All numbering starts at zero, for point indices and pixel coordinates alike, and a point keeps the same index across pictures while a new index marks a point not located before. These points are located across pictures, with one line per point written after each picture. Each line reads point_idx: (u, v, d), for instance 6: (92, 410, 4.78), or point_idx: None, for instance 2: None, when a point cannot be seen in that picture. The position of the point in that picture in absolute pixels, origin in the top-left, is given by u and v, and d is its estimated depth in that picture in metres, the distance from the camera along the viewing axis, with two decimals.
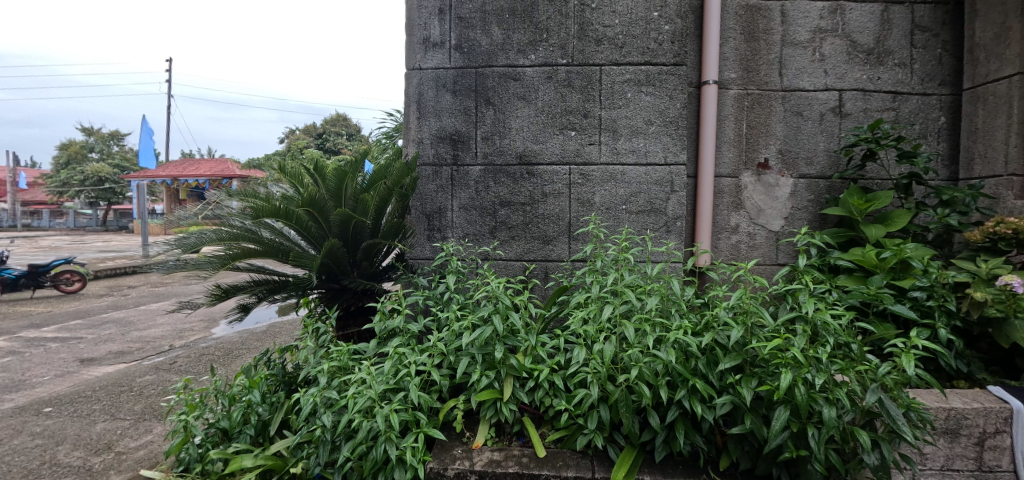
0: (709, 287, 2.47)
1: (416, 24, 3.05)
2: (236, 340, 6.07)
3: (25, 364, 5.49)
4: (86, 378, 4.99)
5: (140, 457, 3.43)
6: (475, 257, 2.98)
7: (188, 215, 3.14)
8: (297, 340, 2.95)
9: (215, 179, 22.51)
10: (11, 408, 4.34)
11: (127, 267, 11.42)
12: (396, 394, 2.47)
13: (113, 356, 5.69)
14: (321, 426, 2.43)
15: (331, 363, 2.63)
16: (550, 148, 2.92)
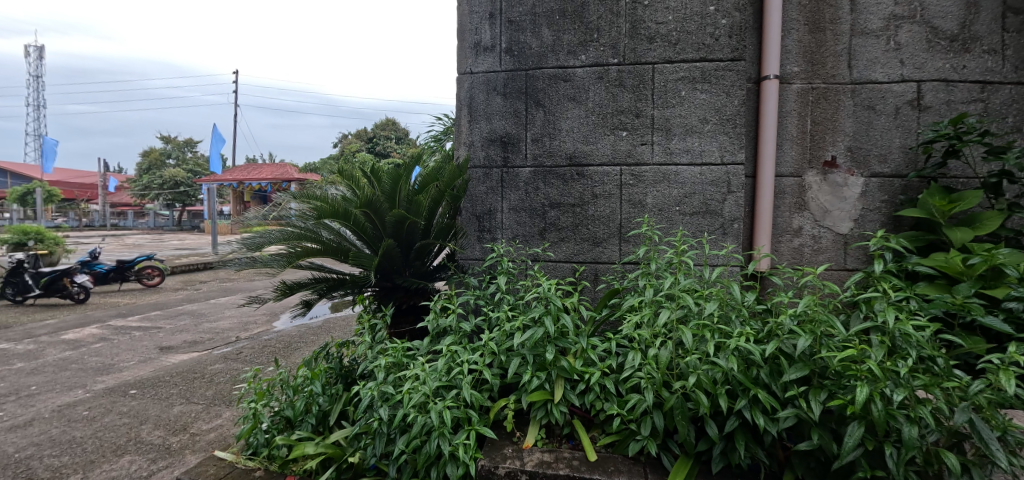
0: (772, 292, 2.34)
1: (467, 29, 3.07)
2: (296, 333, 6.27)
3: (113, 349, 5.88)
4: (166, 364, 5.30)
5: (212, 439, 3.61)
6: (525, 258, 2.95)
7: (259, 215, 3.24)
8: (353, 335, 3.04)
9: (276, 182, 23.45)
10: (102, 389, 4.66)
11: (199, 264, 12.06)
12: (449, 391, 2.48)
13: (188, 344, 6.00)
14: (378, 419, 2.46)
15: (387, 358, 2.66)
16: (601, 148, 2.85)
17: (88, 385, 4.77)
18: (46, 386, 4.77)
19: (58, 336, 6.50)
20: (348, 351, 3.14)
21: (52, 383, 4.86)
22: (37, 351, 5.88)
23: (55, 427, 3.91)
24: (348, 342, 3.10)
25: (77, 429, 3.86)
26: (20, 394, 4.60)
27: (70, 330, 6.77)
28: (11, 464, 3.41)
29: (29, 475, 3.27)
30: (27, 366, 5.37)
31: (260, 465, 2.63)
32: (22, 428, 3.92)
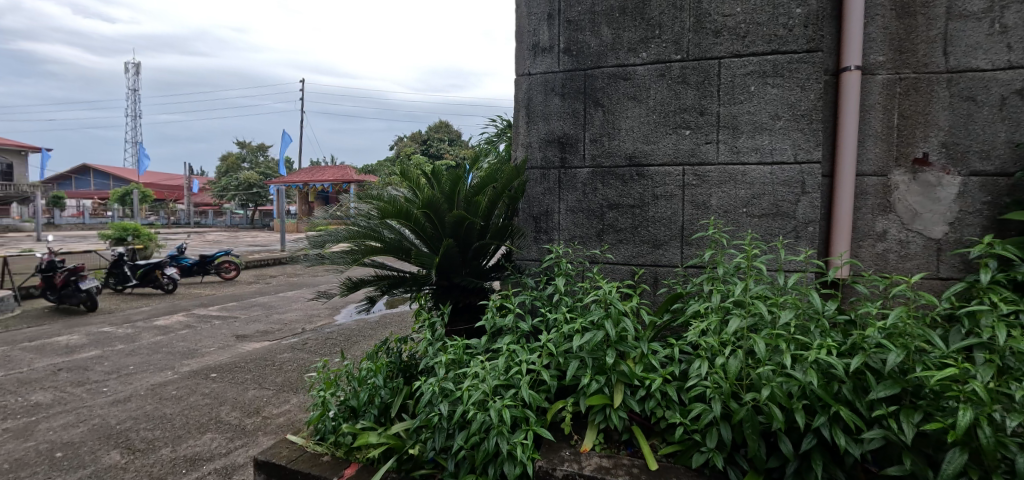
0: (858, 302, 2.17)
1: (526, 31, 3.04)
2: (355, 327, 6.43)
3: (197, 335, 6.25)
4: (243, 351, 5.57)
5: (282, 423, 3.79)
6: (583, 260, 2.88)
7: (326, 215, 3.34)
8: (411, 331, 3.09)
9: (338, 183, 24.28)
10: (188, 371, 4.96)
11: (270, 258, 12.65)
12: (507, 390, 2.45)
13: (260, 333, 6.27)
14: (438, 414, 2.46)
15: (447, 354, 2.65)
16: (662, 148, 2.74)
17: (176, 367, 5.09)
18: (141, 366, 5.14)
19: (151, 321, 6.99)
20: (408, 347, 3.19)
21: (146, 364, 5.22)
22: (133, 334, 6.34)
23: (148, 404, 4.21)
24: (407, 338, 3.15)
25: (166, 406, 4.13)
26: (119, 373, 4.97)
27: (160, 317, 7.26)
28: (111, 434, 3.70)
29: (126, 446, 3.53)
30: (125, 348, 5.80)
31: (328, 450, 2.68)
32: (120, 403, 4.24)
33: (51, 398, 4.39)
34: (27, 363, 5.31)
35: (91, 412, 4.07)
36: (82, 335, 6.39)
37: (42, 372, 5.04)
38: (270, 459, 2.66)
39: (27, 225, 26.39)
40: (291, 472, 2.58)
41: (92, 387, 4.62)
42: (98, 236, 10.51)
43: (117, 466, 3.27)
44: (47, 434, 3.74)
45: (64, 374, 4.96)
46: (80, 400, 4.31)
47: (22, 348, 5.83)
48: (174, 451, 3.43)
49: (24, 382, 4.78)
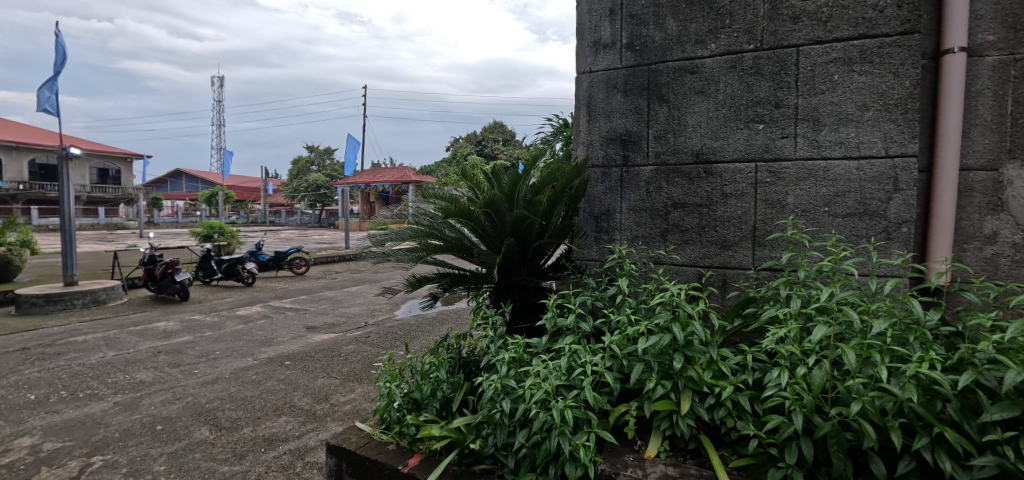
0: (969, 311, 1.96)
1: (588, 27, 2.97)
2: (413, 322, 6.53)
3: (273, 325, 6.52)
4: (313, 341, 5.75)
5: (348, 410, 3.86)
6: (647, 261, 2.77)
7: (392, 214, 3.35)
8: (469, 328, 3.09)
9: (398, 183, 24.88)
10: (266, 357, 5.17)
11: (336, 255, 13.11)
12: (570, 391, 2.38)
13: (328, 326, 6.46)
14: (500, 411, 2.41)
15: (508, 352, 2.61)
16: (733, 144, 2.59)
17: (256, 353, 5.32)
18: (227, 352, 5.40)
19: (233, 311, 7.38)
20: (467, 344, 3.18)
21: (231, 349, 5.49)
22: (218, 322, 6.69)
23: (233, 386, 4.42)
24: (466, 333, 3.14)
25: (248, 389, 4.33)
26: (208, 357, 5.26)
27: (242, 307, 7.64)
28: (202, 412, 3.92)
29: (214, 423, 3.73)
30: (212, 334, 6.13)
31: (392, 440, 2.69)
32: (210, 384, 4.48)
33: (153, 377, 4.69)
34: (132, 345, 5.72)
35: (185, 391, 4.33)
36: (177, 321, 6.81)
37: (144, 353, 5.40)
38: (340, 444, 2.70)
39: (131, 225, 28.26)
40: (359, 458, 2.60)
41: (187, 369, 4.91)
42: (191, 234, 11.22)
43: (207, 442, 3.46)
44: (150, 408, 4.01)
45: (163, 356, 5.29)
46: (176, 380, 4.59)
47: (126, 331, 6.28)
48: (254, 431, 3.59)
49: (130, 361, 5.13)
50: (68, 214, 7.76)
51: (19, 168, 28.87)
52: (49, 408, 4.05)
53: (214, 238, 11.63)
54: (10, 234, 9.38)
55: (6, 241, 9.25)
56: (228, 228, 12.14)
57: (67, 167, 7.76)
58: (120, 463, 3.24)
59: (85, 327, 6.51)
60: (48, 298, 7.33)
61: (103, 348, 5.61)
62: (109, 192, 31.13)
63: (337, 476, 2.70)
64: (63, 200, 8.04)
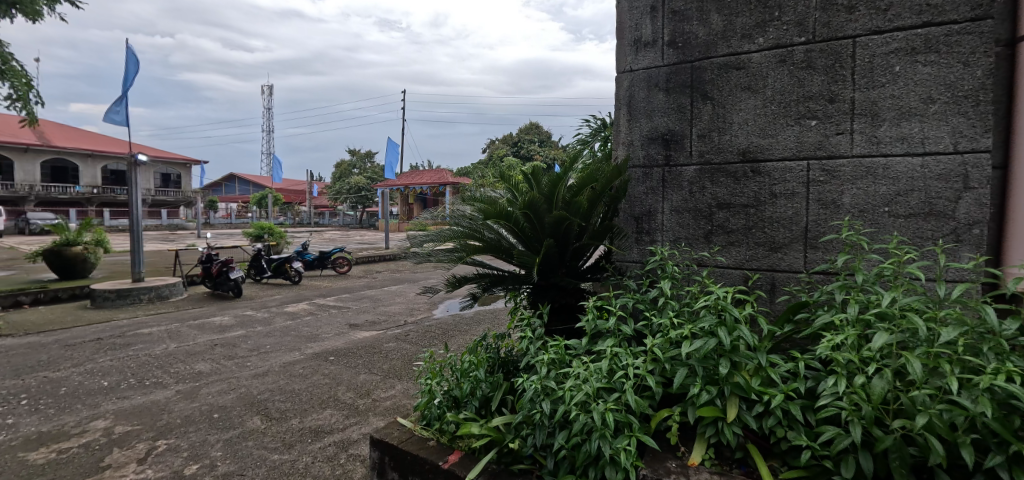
0: None
1: (627, 26, 2.91)
2: (451, 322, 6.55)
3: (318, 322, 6.65)
4: (355, 338, 5.82)
5: (389, 406, 3.88)
6: (690, 263, 2.68)
7: (437, 215, 3.35)
8: (507, 329, 3.06)
9: (435, 185, 25.14)
10: (312, 352, 5.27)
11: (376, 255, 13.31)
12: (610, 394, 2.32)
13: (370, 323, 6.54)
14: (539, 412, 2.36)
15: (548, 353, 2.56)
16: (782, 141, 2.48)
17: (303, 348, 5.42)
18: (276, 346, 5.53)
19: (282, 307, 7.58)
20: (506, 344, 3.15)
21: (280, 344, 5.62)
22: (268, 318, 6.87)
23: (282, 378, 4.52)
24: (504, 334, 3.11)
25: (296, 382, 4.41)
26: (259, 350, 5.39)
27: (289, 304, 7.82)
28: (254, 402, 4.02)
29: (264, 413, 3.82)
30: (263, 329, 6.29)
31: (432, 436, 2.67)
32: (261, 376, 4.59)
33: (210, 368, 4.85)
34: (192, 337, 5.93)
35: (239, 382, 4.45)
36: (231, 316, 7.04)
37: (202, 345, 5.59)
38: (382, 438, 2.71)
39: (186, 225, 29.46)
40: (401, 453, 2.60)
41: (240, 361, 5.05)
42: (243, 234, 11.63)
43: (258, 431, 3.55)
44: (208, 397, 4.15)
45: (219, 348, 5.46)
46: (231, 371, 4.73)
47: (186, 325, 6.52)
48: (301, 422, 3.66)
49: (190, 353, 5.32)
50: (138, 215, 8.11)
51: (95, 174, 30.62)
52: (119, 394, 4.25)
53: (264, 238, 11.99)
54: (86, 234, 9.88)
55: (82, 240, 9.74)
56: (277, 228, 12.49)
57: (134, 172, 8.10)
58: (181, 448, 3.38)
59: (150, 320, 6.81)
60: (118, 292, 7.70)
61: (167, 339, 5.84)
62: (171, 195, 32.60)
63: (379, 469, 2.71)
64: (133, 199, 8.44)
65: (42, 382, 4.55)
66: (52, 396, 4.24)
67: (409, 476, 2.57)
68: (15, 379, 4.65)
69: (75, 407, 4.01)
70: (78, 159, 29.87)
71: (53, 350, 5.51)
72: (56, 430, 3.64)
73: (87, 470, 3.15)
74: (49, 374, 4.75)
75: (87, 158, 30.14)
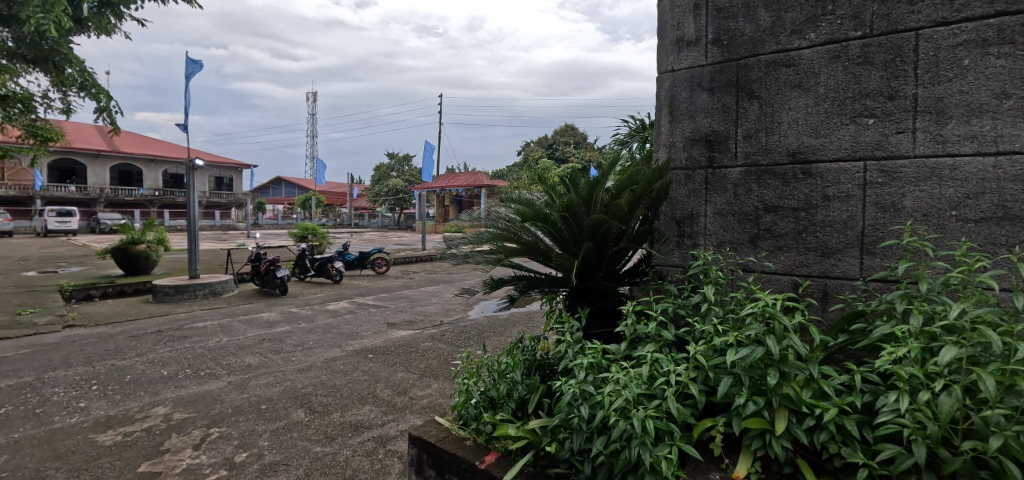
0: None
1: (669, 25, 2.83)
2: (487, 323, 6.53)
3: (358, 320, 6.73)
4: (393, 337, 5.86)
5: (425, 405, 3.87)
6: (735, 268, 2.58)
7: (475, 217, 3.34)
8: (542, 331, 3.03)
9: (471, 188, 25.30)
10: (352, 349, 5.32)
11: (413, 256, 13.45)
12: (651, 401, 2.25)
13: (407, 323, 6.58)
14: (577, 416, 2.30)
15: (586, 357, 2.48)
16: (836, 141, 2.35)
17: (344, 345, 5.48)
18: (319, 342, 5.61)
19: (324, 305, 7.71)
20: (542, 347, 3.10)
21: (322, 340, 5.70)
22: (311, 315, 7.00)
23: (324, 374, 4.57)
24: (539, 336, 3.09)
25: (337, 378, 4.46)
26: (303, 346, 5.48)
27: (330, 302, 7.95)
28: (298, 396, 4.08)
29: (308, 407, 3.87)
30: (307, 325, 6.40)
31: (469, 436, 2.63)
32: (305, 371, 4.66)
33: (258, 361, 4.95)
34: (242, 331, 6.08)
35: (285, 376, 4.52)
36: (277, 312, 7.20)
37: (251, 340, 5.72)
38: (420, 435, 2.68)
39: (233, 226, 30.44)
40: (438, 451, 2.57)
41: (286, 355, 5.13)
42: (289, 234, 11.91)
43: (302, 423, 3.59)
44: (257, 389, 4.23)
45: (266, 343, 5.57)
46: (277, 365, 4.82)
47: (236, 320, 6.69)
48: (342, 416, 3.68)
49: (240, 346, 5.45)
50: (194, 215, 8.37)
51: (157, 178, 32.08)
52: (176, 383, 4.38)
53: (308, 239, 12.26)
54: (149, 234, 10.22)
55: (146, 239, 10.06)
56: (319, 228, 12.75)
57: (193, 175, 8.38)
58: (233, 436, 3.45)
59: (205, 315, 7.02)
60: (177, 288, 7.98)
61: (219, 333, 6.01)
62: (224, 198, 33.77)
63: (416, 466, 2.68)
64: (190, 200, 8.65)
65: (110, 370, 4.74)
66: (118, 383, 4.41)
67: (446, 474, 2.54)
68: (85, 366, 4.85)
69: (138, 394, 4.16)
70: (142, 164, 31.32)
71: (119, 340, 5.75)
72: (122, 415, 3.78)
73: (149, 453, 3.26)
74: (115, 362, 4.95)
75: (149, 163, 31.57)
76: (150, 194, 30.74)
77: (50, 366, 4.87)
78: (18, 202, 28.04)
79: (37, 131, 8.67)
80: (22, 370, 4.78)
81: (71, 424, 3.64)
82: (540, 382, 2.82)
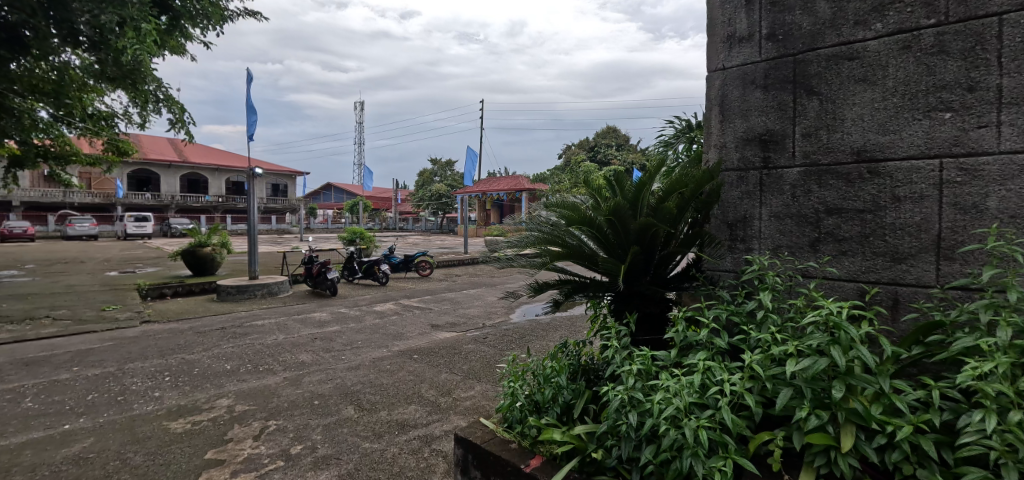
0: None
1: (720, 22, 2.72)
2: (529, 326, 6.47)
3: (403, 321, 6.78)
4: (438, 338, 5.87)
5: (469, 406, 3.84)
6: (794, 274, 2.43)
7: (516, 221, 3.30)
8: (586, 335, 2.95)
9: (512, 192, 25.38)
10: (398, 350, 5.36)
11: (455, 259, 13.54)
12: (703, 411, 2.14)
13: (450, 325, 6.59)
14: (625, 424, 2.21)
15: (634, 363, 2.38)
16: (907, 137, 2.19)
17: (390, 346, 5.52)
18: (367, 342, 5.67)
19: (371, 306, 7.81)
20: (586, 351, 3.01)
21: (370, 340, 5.77)
22: (359, 316, 7.11)
23: (372, 373, 4.60)
24: (584, 341, 3.00)
25: (384, 377, 4.49)
26: (352, 345, 5.56)
27: (377, 304, 8.05)
28: (348, 393, 4.11)
29: (357, 404, 3.89)
30: (356, 325, 6.49)
31: (514, 439, 2.57)
32: (354, 369, 4.71)
33: (312, 358, 5.04)
34: (297, 330, 6.22)
35: (335, 373, 4.58)
36: (328, 312, 7.34)
37: (305, 338, 5.84)
38: (467, 436, 2.63)
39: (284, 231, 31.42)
40: (484, 452, 2.52)
41: (337, 354, 5.21)
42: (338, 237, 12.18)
43: (351, 419, 3.62)
44: (311, 384, 4.31)
45: (318, 341, 5.67)
46: (329, 363, 4.89)
47: (291, 318, 6.86)
48: (389, 414, 3.69)
49: (295, 344, 5.57)
50: (253, 219, 8.60)
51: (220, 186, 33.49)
52: (237, 377, 4.50)
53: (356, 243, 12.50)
54: (215, 237, 10.59)
55: (212, 242, 10.43)
56: (366, 232, 12.99)
57: (253, 182, 8.64)
58: (288, 429, 3.50)
59: (263, 313, 7.24)
60: (238, 287, 8.26)
61: (276, 331, 6.17)
62: (279, 203, 34.96)
63: (462, 467, 2.64)
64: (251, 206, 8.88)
65: (180, 362, 4.92)
66: (187, 375, 4.56)
67: (491, 477, 2.48)
68: (158, 359, 5.05)
69: (204, 386, 4.29)
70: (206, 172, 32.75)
71: (187, 335, 5.98)
72: (190, 405, 3.91)
73: (215, 441, 3.34)
74: (185, 356, 5.14)
75: (213, 172, 33.01)
76: (215, 200, 32.06)
77: (129, 358, 5.11)
78: (95, 209, 29.81)
79: (120, 145, 9.17)
80: (104, 360, 5.02)
81: (146, 411, 3.79)
82: (586, 387, 2.73)
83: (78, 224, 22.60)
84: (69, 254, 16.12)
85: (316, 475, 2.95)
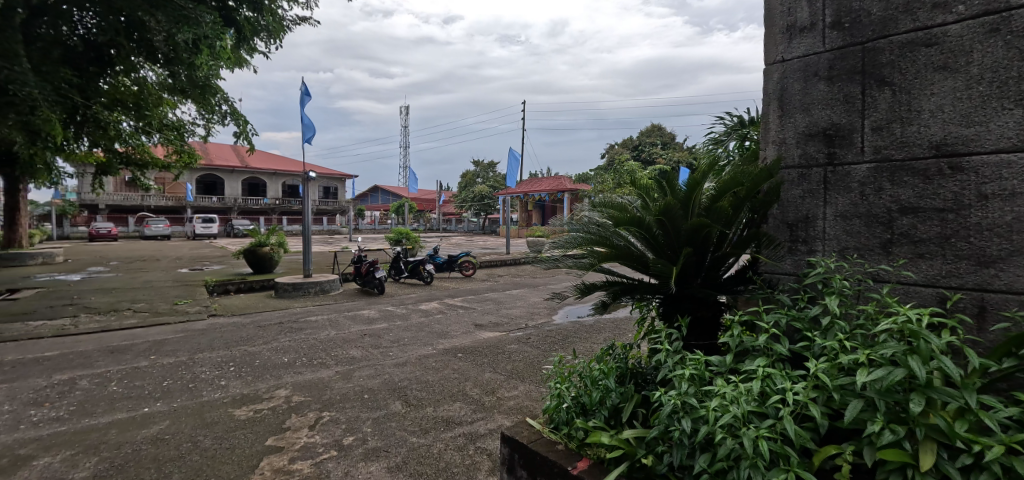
0: None
1: (779, 11, 2.57)
2: (572, 328, 6.36)
3: (448, 320, 6.79)
4: (481, 338, 5.84)
5: (513, 406, 3.77)
6: (863, 278, 2.26)
7: (561, 222, 3.22)
8: (634, 338, 2.83)
9: (554, 193, 25.26)
10: (443, 348, 5.35)
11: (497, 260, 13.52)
12: (763, 420, 2.00)
13: (493, 325, 6.55)
14: (678, 430, 2.09)
15: (687, 368, 2.26)
16: (995, 129, 2.00)
17: (435, 344, 5.53)
18: (413, 340, 5.69)
19: (416, 305, 7.87)
20: (634, 354, 2.90)
21: (417, 338, 5.79)
22: (405, 314, 7.16)
23: (418, 370, 4.61)
24: (631, 344, 2.88)
25: (430, 374, 4.48)
26: (400, 342, 5.59)
27: (423, 302, 8.10)
28: (396, 388, 4.12)
29: (404, 399, 3.89)
30: (403, 323, 6.53)
31: (561, 440, 2.49)
32: (401, 366, 4.72)
33: (361, 354, 5.09)
34: (347, 326, 6.32)
35: (383, 369, 4.61)
36: (376, 310, 7.43)
37: (355, 334, 5.92)
38: (513, 435, 2.57)
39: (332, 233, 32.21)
40: (530, 453, 2.44)
41: (384, 350, 5.25)
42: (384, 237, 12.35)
43: (399, 414, 3.62)
44: (361, 379, 4.35)
45: (367, 338, 5.74)
46: (377, 359, 4.92)
47: (342, 315, 6.98)
48: (435, 411, 3.67)
49: (346, 340, 5.65)
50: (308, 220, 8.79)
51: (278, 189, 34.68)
52: (293, 369, 4.59)
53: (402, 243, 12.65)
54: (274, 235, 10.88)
55: (270, 241, 10.72)
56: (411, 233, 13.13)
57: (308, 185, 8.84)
58: (341, 420, 3.53)
59: (317, 309, 7.39)
60: (294, 285, 8.47)
61: (329, 327, 6.28)
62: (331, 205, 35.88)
63: (508, 466, 2.57)
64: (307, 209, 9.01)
65: (243, 354, 5.06)
66: (249, 366, 4.68)
67: (537, 477, 2.41)
68: (224, 350, 5.22)
69: (265, 377, 4.39)
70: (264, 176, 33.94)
71: (248, 329, 6.16)
72: (251, 394, 4.00)
73: (274, 429, 3.39)
74: (247, 348, 5.28)
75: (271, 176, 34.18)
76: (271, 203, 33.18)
77: (199, 348, 5.29)
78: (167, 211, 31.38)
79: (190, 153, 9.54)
80: (178, 350, 5.22)
81: (214, 398, 3.90)
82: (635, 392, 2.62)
83: (153, 225, 23.76)
84: (140, 252, 16.99)
85: (367, 466, 2.95)
